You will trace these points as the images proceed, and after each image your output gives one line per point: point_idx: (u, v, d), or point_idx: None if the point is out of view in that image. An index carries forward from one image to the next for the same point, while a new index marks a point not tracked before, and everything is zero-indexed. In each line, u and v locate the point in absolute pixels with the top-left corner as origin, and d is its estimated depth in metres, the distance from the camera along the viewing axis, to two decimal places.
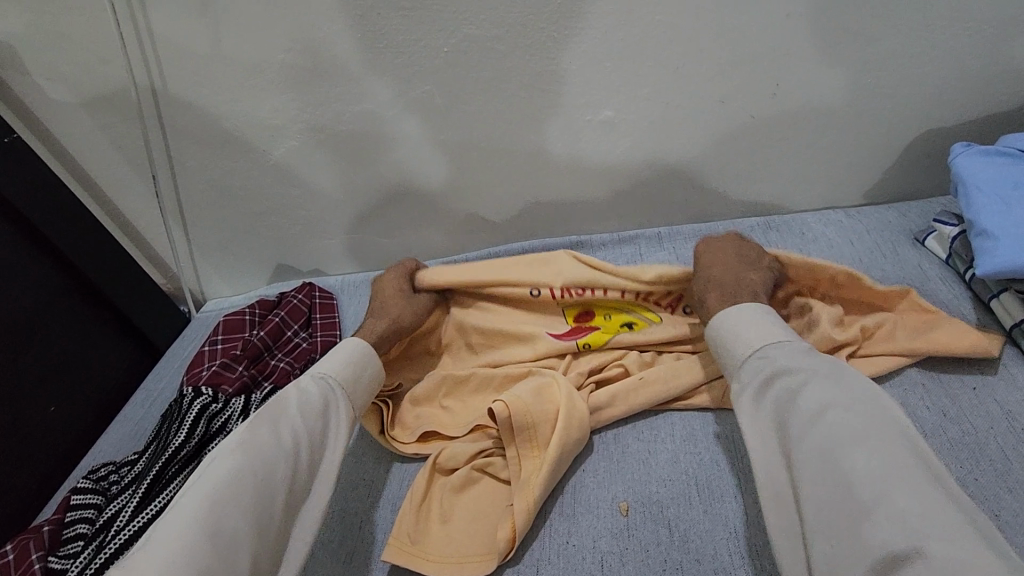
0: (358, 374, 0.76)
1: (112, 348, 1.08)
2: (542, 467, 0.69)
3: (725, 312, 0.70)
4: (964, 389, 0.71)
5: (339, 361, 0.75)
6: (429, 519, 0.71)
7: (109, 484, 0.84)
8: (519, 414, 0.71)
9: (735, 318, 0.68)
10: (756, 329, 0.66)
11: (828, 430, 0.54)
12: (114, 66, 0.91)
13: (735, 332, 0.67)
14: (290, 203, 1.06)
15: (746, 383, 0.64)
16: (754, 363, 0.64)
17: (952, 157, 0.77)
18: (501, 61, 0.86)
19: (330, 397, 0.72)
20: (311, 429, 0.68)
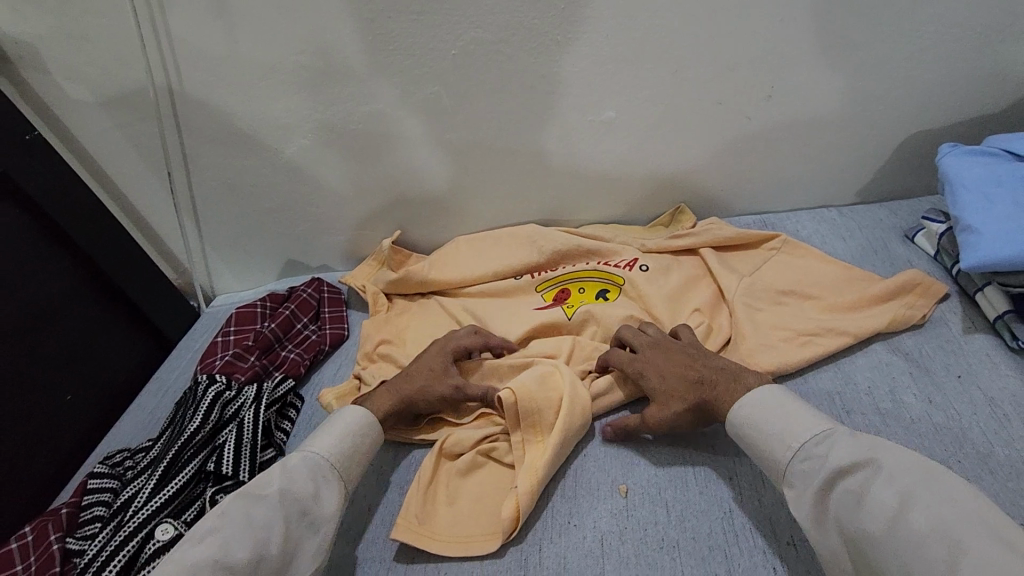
0: (353, 448, 0.72)
1: (126, 340, 1.11)
2: (546, 450, 0.72)
3: (737, 409, 0.66)
4: (949, 377, 0.74)
5: (330, 435, 0.72)
6: (435, 500, 0.74)
7: (124, 469, 0.87)
8: (524, 398, 0.74)
9: (759, 410, 0.65)
10: (787, 423, 0.62)
11: (915, 528, 0.48)
12: (133, 66, 0.95)
13: (764, 427, 0.63)
14: (300, 199, 1.09)
15: (801, 494, 0.58)
16: (797, 468, 0.59)
17: (940, 157, 0.80)
18: (506, 63, 0.89)
19: (318, 477, 0.68)
20: (294, 511, 0.64)
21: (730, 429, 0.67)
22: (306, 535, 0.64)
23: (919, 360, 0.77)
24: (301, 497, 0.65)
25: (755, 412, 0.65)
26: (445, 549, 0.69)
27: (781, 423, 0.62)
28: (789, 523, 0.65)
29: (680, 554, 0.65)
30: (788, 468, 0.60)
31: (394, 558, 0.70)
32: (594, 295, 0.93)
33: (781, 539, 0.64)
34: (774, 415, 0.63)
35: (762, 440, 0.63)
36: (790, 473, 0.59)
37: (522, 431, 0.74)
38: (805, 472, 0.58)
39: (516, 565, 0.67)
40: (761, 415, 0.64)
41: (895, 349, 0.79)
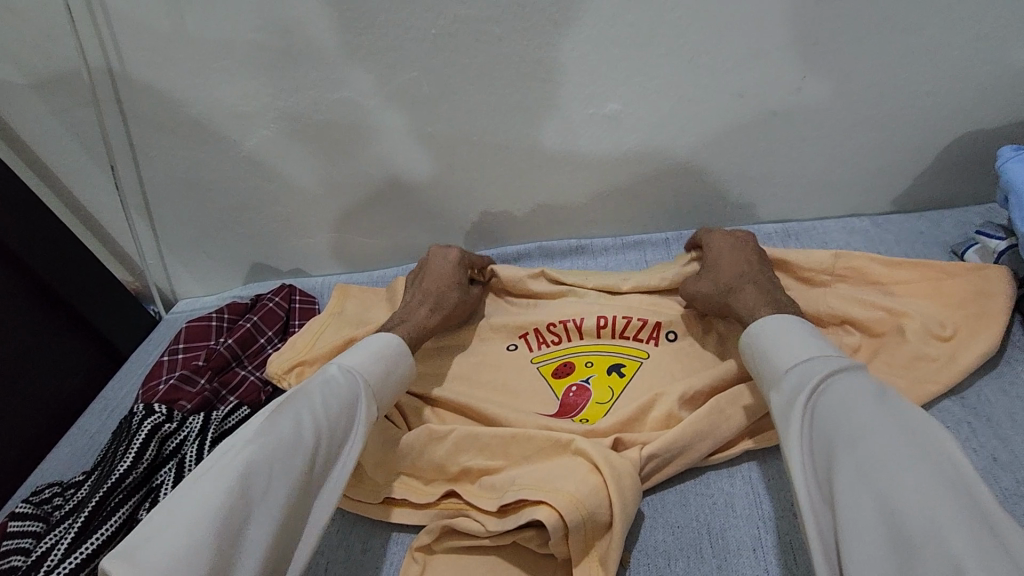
0: (386, 370, 0.67)
1: (69, 353, 0.99)
2: (610, 554, 0.55)
3: (759, 328, 0.61)
4: (1018, 430, 0.61)
5: (370, 354, 0.67)
6: (435, 568, 0.60)
7: (52, 509, 0.76)
8: (572, 511, 0.54)
9: (771, 332, 0.60)
10: (793, 343, 0.57)
11: (880, 450, 0.44)
12: (66, 43, 0.82)
13: (778, 341, 0.58)
14: (264, 197, 0.97)
15: (786, 391, 0.54)
16: (798, 371, 0.54)
17: (1000, 162, 0.69)
18: (495, 46, 0.77)
19: (356, 391, 0.63)
20: (336, 427, 0.59)
21: (744, 351, 0.63)
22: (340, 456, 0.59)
23: (980, 405, 0.64)
24: (341, 411, 0.60)
25: (766, 330, 0.60)
26: None
27: (786, 342, 0.57)
28: None
29: None
30: (789, 372, 0.55)
31: None
32: (606, 371, 0.74)
33: None
34: (781, 334, 0.58)
35: (770, 349, 0.58)
36: (789, 376, 0.55)
37: (573, 549, 0.55)
38: (807, 374, 0.53)
39: None
40: (774, 333, 0.59)
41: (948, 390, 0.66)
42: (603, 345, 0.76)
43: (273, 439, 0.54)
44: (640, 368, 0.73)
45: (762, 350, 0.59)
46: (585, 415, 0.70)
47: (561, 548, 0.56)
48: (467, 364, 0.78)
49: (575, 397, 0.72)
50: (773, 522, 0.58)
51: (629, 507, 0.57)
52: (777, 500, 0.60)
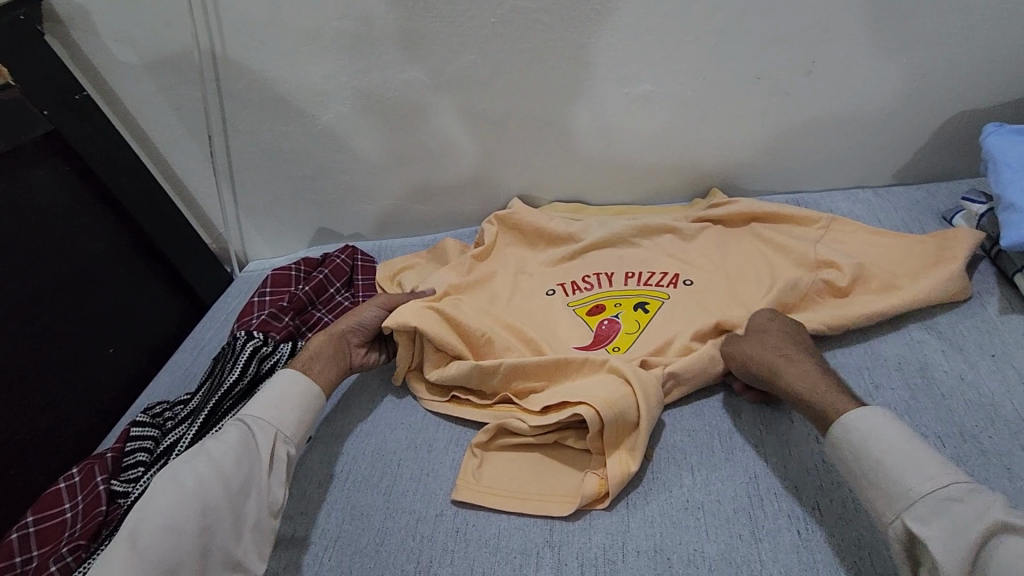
0: (286, 404, 0.74)
1: (164, 301, 1.15)
2: (637, 445, 0.68)
3: (863, 423, 0.59)
4: (984, 356, 0.72)
5: (270, 399, 0.73)
6: (494, 460, 0.74)
7: (165, 419, 0.91)
8: (607, 410, 0.67)
9: (871, 435, 0.58)
10: (911, 465, 0.55)
11: None
12: (178, 29, 0.97)
13: (890, 452, 0.56)
14: (333, 166, 1.10)
15: (929, 522, 0.52)
16: (936, 505, 0.52)
17: (984, 135, 0.80)
18: (543, 33, 0.89)
19: (253, 434, 0.70)
20: (239, 474, 0.66)
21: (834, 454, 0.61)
22: (252, 491, 0.67)
23: (957, 339, 0.75)
24: (239, 456, 0.67)
25: (875, 426, 0.58)
26: (502, 505, 0.69)
27: (905, 460, 0.55)
28: (814, 490, 0.64)
29: (706, 516, 0.64)
30: (918, 503, 0.53)
31: (423, 509, 0.71)
32: (633, 308, 0.86)
33: (806, 505, 0.63)
34: (898, 448, 0.56)
35: (879, 460, 0.57)
36: (925, 501, 0.53)
37: (606, 440, 0.68)
38: (946, 511, 0.52)
39: (542, 521, 0.67)
40: (878, 437, 0.58)
41: (929, 328, 0.77)
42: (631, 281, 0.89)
43: (164, 496, 0.62)
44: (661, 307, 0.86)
45: (874, 454, 0.57)
46: (614, 343, 0.82)
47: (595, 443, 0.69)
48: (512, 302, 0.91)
49: (606, 330, 0.84)
50: (772, 428, 0.71)
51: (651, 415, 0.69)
52: (776, 411, 0.73)
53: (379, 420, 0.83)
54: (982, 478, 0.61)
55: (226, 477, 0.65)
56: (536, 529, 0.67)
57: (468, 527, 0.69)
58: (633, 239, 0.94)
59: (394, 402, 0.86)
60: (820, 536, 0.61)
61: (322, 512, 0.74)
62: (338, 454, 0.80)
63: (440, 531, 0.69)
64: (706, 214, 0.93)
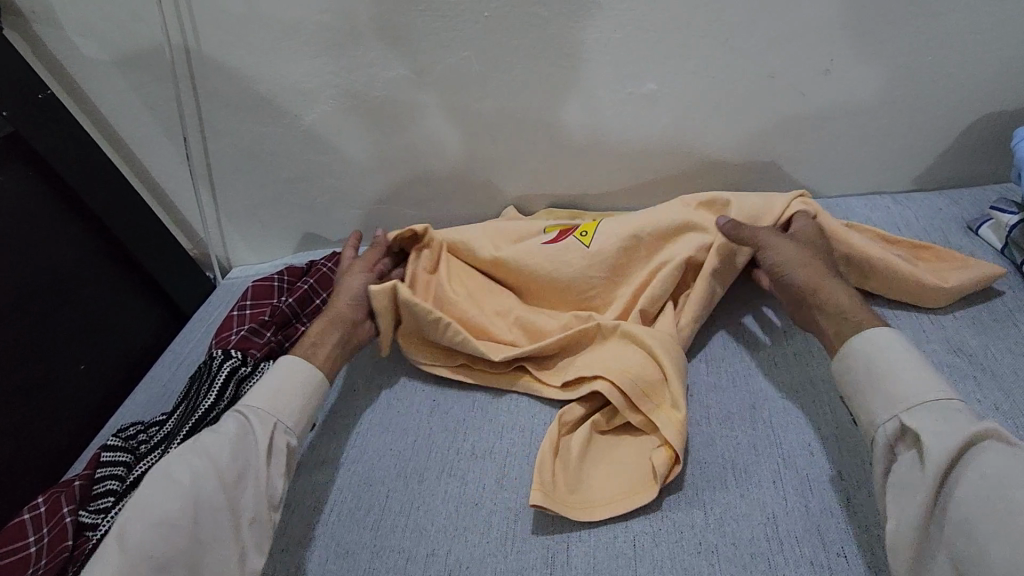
0: (287, 394, 0.72)
1: (141, 311, 1.08)
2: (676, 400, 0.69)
3: (877, 334, 0.63)
4: (1018, 381, 0.67)
5: (270, 388, 0.71)
6: (564, 467, 0.69)
7: (138, 443, 0.85)
8: (624, 377, 0.71)
9: (881, 346, 0.62)
10: (912, 379, 0.59)
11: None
12: (149, 23, 0.90)
13: (900, 364, 0.60)
14: (319, 168, 1.04)
15: (918, 421, 0.56)
16: (934, 406, 0.56)
17: (1017, 142, 0.75)
18: (541, 27, 0.83)
19: (250, 428, 0.68)
20: (235, 465, 0.65)
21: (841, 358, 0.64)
22: (250, 480, 0.65)
23: (988, 362, 0.70)
24: (237, 447, 0.66)
25: (886, 342, 0.62)
26: (582, 517, 0.64)
27: (904, 371, 0.59)
28: (839, 533, 0.60)
29: (720, 562, 0.59)
30: (917, 403, 0.57)
31: (413, 548, 0.66)
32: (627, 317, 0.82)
33: (829, 550, 0.58)
34: (902, 364, 0.60)
35: (880, 365, 0.61)
36: (918, 404, 0.57)
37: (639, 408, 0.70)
38: (944, 416, 0.55)
39: (542, 563, 0.62)
40: (885, 350, 0.62)
41: (957, 350, 0.71)
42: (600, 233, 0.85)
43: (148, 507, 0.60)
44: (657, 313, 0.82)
45: (882, 359, 0.61)
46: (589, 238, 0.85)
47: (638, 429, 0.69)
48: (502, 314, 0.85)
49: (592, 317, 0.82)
50: (791, 462, 0.66)
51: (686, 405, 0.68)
52: (794, 441, 0.67)
53: (365, 446, 0.78)
54: None
55: (221, 467, 0.64)
56: (535, 574, 0.62)
57: (461, 570, 0.64)
58: None
59: (383, 425, 0.80)
60: None
61: (303, 550, 0.68)
62: (322, 484, 0.75)
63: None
64: None
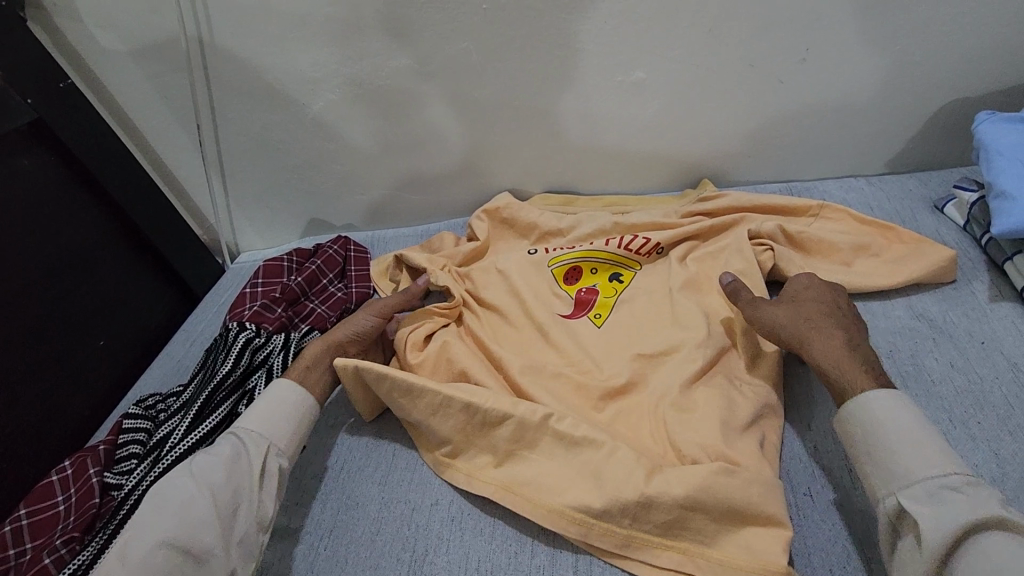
0: (279, 417, 0.73)
1: (155, 292, 1.14)
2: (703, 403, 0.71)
3: (869, 402, 0.61)
4: (973, 343, 0.73)
5: (263, 409, 0.73)
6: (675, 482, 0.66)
7: (158, 411, 0.90)
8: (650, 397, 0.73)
9: (877, 415, 0.60)
10: (911, 450, 0.57)
11: None
12: (165, 16, 0.95)
13: (896, 430, 0.58)
14: (325, 156, 1.09)
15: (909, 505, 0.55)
16: (933, 488, 0.54)
17: (976, 123, 0.80)
18: (536, 20, 0.88)
19: (240, 451, 0.69)
20: (227, 487, 0.66)
21: (839, 435, 0.63)
22: (241, 508, 0.66)
23: (944, 324, 0.76)
24: (231, 470, 0.67)
25: (884, 409, 0.60)
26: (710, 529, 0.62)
27: (905, 445, 0.57)
28: (806, 477, 0.69)
29: None
30: (913, 483, 0.55)
31: (419, 499, 0.72)
32: (608, 278, 0.90)
33: (798, 491, 0.68)
34: (901, 432, 0.58)
35: (877, 434, 0.59)
36: (917, 487, 0.55)
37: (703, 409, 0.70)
38: (942, 499, 0.53)
39: None
40: (884, 416, 0.60)
41: (919, 315, 0.77)
42: (623, 270, 0.91)
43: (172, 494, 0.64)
44: (634, 278, 0.90)
45: (876, 433, 0.59)
46: (594, 310, 0.86)
47: (607, 449, 0.67)
48: (496, 287, 0.91)
49: (586, 297, 0.88)
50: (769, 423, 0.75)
51: (691, 445, 0.67)
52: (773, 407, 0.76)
53: None
54: (972, 463, 0.62)
55: (216, 492, 0.65)
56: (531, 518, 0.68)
57: (464, 517, 0.69)
58: (630, 226, 0.93)
59: None
60: (811, 522, 0.65)
61: (316, 502, 0.74)
62: (333, 445, 0.80)
63: (436, 522, 0.69)
64: (697, 202, 0.94)
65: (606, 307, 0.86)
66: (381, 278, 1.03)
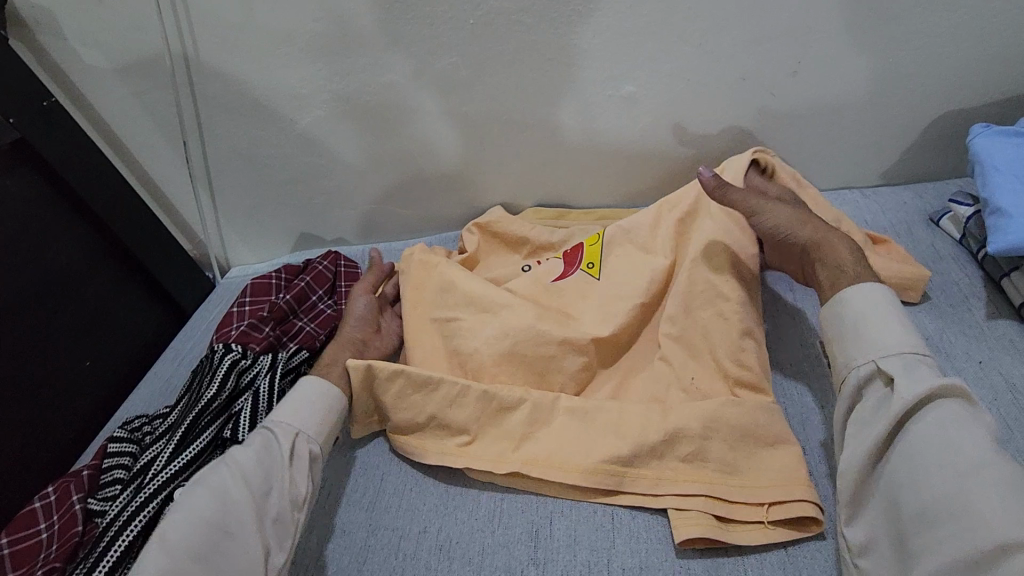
0: (308, 404, 0.74)
1: (143, 310, 1.12)
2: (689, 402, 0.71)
3: (850, 295, 0.66)
4: (970, 362, 0.72)
5: (295, 401, 0.74)
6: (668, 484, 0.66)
7: (143, 434, 0.89)
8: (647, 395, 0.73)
9: (862, 303, 0.65)
10: (884, 331, 0.63)
11: (946, 441, 0.55)
12: (149, 32, 0.94)
13: (872, 317, 0.64)
14: (314, 171, 1.08)
15: (876, 377, 0.62)
16: (899, 363, 0.61)
17: (970, 137, 0.79)
18: (524, 34, 0.87)
19: (271, 437, 0.71)
20: (260, 473, 0.67)
21: (823, 318, 0.69)
22: (275, 490, 0.67)
23: (942, 344, 0.74)
24: (263, 457, 0.69)
25: (863, 301, 0.66)
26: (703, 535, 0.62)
27: (881, 327, 0.63)
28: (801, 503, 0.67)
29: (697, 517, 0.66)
30: (881, 359, 0.62)
31: (406, 526, 0.70)
32: None
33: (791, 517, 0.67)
34: (878, 317, 0.64)
35: (853, 321, 0.65)
36: (883, 362, 0.61)
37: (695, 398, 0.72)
38: (908, 372, 0.60)
39: (526, 537, 0.67)
40: (863, 307, 0.65)
41: (917, 334, 0.76)
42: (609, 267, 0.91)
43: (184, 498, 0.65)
44: None
45: (853, 320, 0.65)
46: (586, 262, 0.87)
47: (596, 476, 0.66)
48: None
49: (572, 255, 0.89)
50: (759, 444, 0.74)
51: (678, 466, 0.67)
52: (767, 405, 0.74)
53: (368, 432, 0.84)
54: None
55: (249, 479, 0.66)
56: (520, 546, 0.66)
57: (451, 545, 0.68)
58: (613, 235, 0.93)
59: None
60: (807, 551, 0.62)
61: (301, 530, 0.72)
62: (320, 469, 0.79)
63: (423, 551, 0.68)
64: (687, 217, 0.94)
65: (596, 255, 0.87)
66: None
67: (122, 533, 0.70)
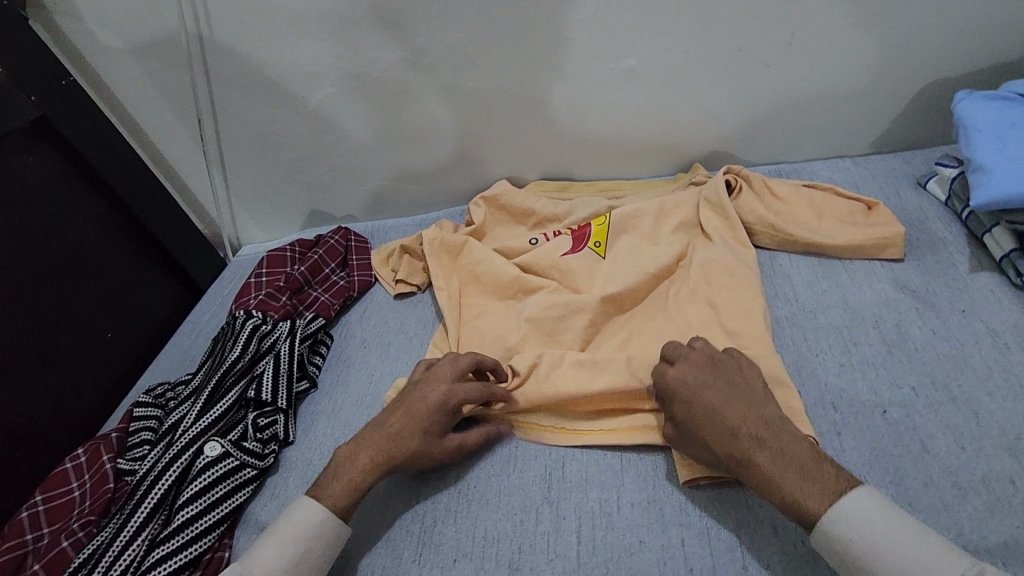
0: (307, 553, 0.62)
1: (159, 286, 1.16)
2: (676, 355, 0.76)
3: (843, 516, 0.53)
4: (955, 312, 0.76)
5: (293, 551, 0.61)
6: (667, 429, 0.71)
7: (167, 400, 0.92)
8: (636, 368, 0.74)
9: (862, 520, 0.52)
10: (909, 559, 0.50)
11: None
12: (164, 12, 0.97)
13: (882, 543, 0.51)
14: (324, 148, 1.11)
15: None
16: None
17: (956, 102, 0.83)
18: (529, 9, 0.91)
19: None
20: None
21: (820, 543, 0.54)
22: None
23: (928, 296, 0.79)
24: None
25: (857, 518, 0.52)
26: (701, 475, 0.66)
27: (901, 544, 0.51)
28: None
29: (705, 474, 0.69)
30: None
31: (425, 474, 0.74)
32: None
33: None
34: (890, 538, 0.51)
35: (861, 548, 0.52)
36: None
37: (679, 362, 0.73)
38: None
39: (541, 480, 0.71)
40: (862, 525, 0.52)
41: (904, 288, 0.80)
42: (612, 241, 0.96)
43: None
44: None
45: (863, 554, 0.52)
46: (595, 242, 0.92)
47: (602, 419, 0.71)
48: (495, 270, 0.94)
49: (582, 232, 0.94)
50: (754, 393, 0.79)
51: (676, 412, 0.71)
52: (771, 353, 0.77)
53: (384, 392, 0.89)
54: (951, 424, 0.66)
55: None
56: (535, 488, 0.70)
57: (469, 489, 0.72)
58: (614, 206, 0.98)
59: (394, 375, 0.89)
60: None
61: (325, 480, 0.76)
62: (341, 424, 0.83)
63: (443, 494, 0.72)
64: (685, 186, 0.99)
65: (603, 235, 0.92)
66: (381, 266, 1.04)
67: (155, 484, 0.74)
